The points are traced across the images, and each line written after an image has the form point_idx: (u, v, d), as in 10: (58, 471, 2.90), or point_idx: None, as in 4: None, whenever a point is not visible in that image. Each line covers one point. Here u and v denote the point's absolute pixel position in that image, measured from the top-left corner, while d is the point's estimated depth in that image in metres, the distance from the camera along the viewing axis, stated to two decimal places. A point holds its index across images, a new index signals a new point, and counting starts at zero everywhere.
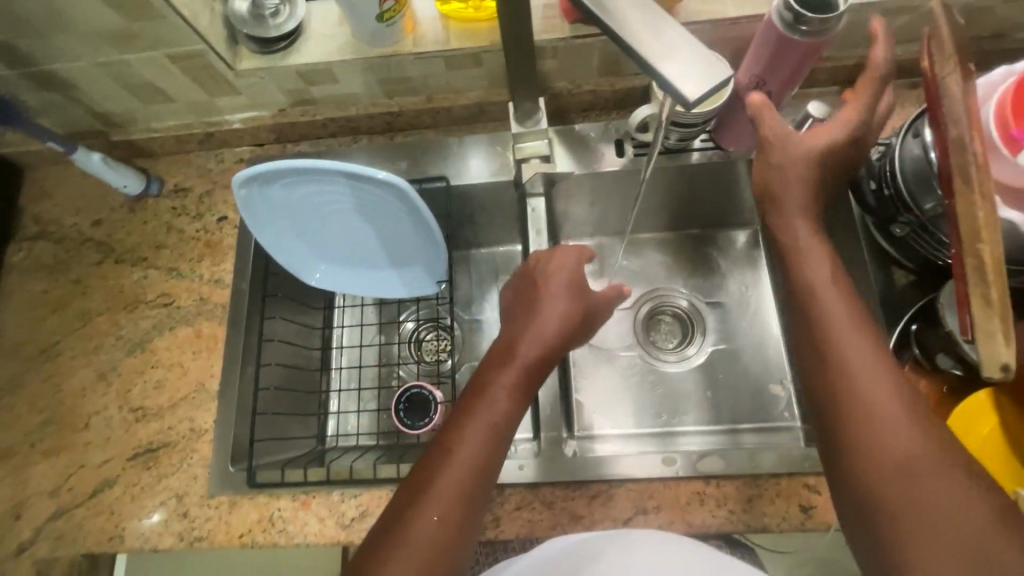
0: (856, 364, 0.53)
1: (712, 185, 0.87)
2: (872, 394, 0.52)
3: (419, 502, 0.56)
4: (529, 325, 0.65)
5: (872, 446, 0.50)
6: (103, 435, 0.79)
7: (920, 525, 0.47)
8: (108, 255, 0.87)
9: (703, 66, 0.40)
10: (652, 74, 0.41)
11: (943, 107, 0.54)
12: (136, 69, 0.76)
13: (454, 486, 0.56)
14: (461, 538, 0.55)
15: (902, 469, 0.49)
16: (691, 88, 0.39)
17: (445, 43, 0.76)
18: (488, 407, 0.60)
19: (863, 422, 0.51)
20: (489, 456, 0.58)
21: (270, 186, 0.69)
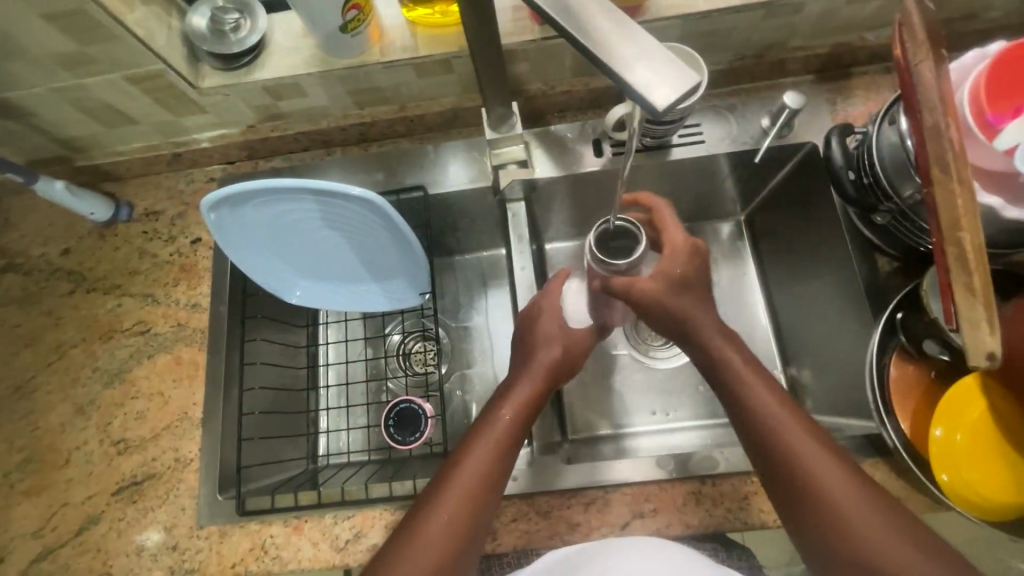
0: (776, 409, 0.59)
1: (696, 180, 0.85)
2: (798, 433, 0.57)
3: (429, 507, 0.58)
4: (534, 357, 0.68)
5: (815, 479, 0.55)
6: (85, 470, 0.77)
7: (871, 539, 0.52)
8: (80, 284, 0.85)
9: (673, 70, 0.38)
10: (619, 83, 0.39)
11: (919, 96, 0.53)
12: (96, 92, 0.73)
13: (461, 497, 0.58)
14: (465, 548, 0.57)
15: (843, 495, 0.54)
16: (660, 95, 0.37)
17: (413, 50, 0.74)
18: (496, 426, 0.63)
19: (803, 459, 0.56)
20: (496, 473, 0.60)
21: (241, 208, 0.67)
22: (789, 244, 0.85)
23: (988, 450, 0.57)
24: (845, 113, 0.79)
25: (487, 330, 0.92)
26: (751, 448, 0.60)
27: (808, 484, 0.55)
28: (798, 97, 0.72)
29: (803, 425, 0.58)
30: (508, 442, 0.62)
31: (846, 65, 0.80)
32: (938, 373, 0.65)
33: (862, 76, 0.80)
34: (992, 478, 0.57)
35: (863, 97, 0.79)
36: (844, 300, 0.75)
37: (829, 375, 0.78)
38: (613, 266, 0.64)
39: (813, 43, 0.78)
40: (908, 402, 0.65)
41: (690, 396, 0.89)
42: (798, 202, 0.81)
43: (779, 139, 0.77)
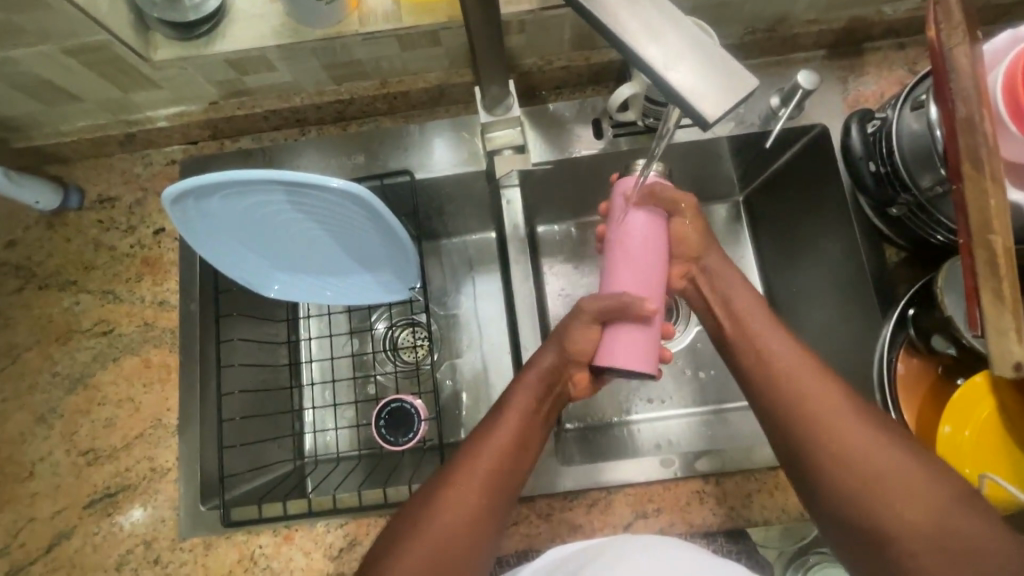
0: (785, 362, 0.58)
1: (697, 164, 0.81)
2: (811, 389, 0.55)
3: (430, 504, 0.55)
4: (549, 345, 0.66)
5: (821, 433, 0.53)
6: (52, 484, 0.71)
7: (880, 490, 0.50)
8: (30, 281, 0.77)
9: (722, 75, 0.35)
10: (659, 85, 0.36)
11: (951, 82, 0.50)
12: (29, 67, 0.64)
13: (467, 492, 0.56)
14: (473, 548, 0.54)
15: (855, 451, 0.51)
16: (710, 106, 0.34)
17: (397, 20, 0.67)
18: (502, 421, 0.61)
19: (812, 418, 0.54)
20: (503, 469, 0.58)
21: (207, 200, 0.59)
22: (791, 230, 0.81)
23: (993, 448, 0.57)
24: (856, 93, 0.75)
25: (477, 319, 0.87)
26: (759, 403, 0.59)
27: (815, 441, 0.53)
28: (811, 76, 0.65)
29: (818, 381, 0.56)
30: (516, 438, 0.60)
31: (859, 40, 0.76)
32: (944, 370, 0.64)
33: (875, 53, 0.76)
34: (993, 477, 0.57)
35: (875, 75, 0.75)
36: (848, 291, 0.73)
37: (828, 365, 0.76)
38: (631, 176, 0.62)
39: (828, 17, 0.73)
40: (913, 399, 0.64)
41: (689, 385, 0.85)
42: (801, 188, 0.78)
43: (788, 120, 0.73)
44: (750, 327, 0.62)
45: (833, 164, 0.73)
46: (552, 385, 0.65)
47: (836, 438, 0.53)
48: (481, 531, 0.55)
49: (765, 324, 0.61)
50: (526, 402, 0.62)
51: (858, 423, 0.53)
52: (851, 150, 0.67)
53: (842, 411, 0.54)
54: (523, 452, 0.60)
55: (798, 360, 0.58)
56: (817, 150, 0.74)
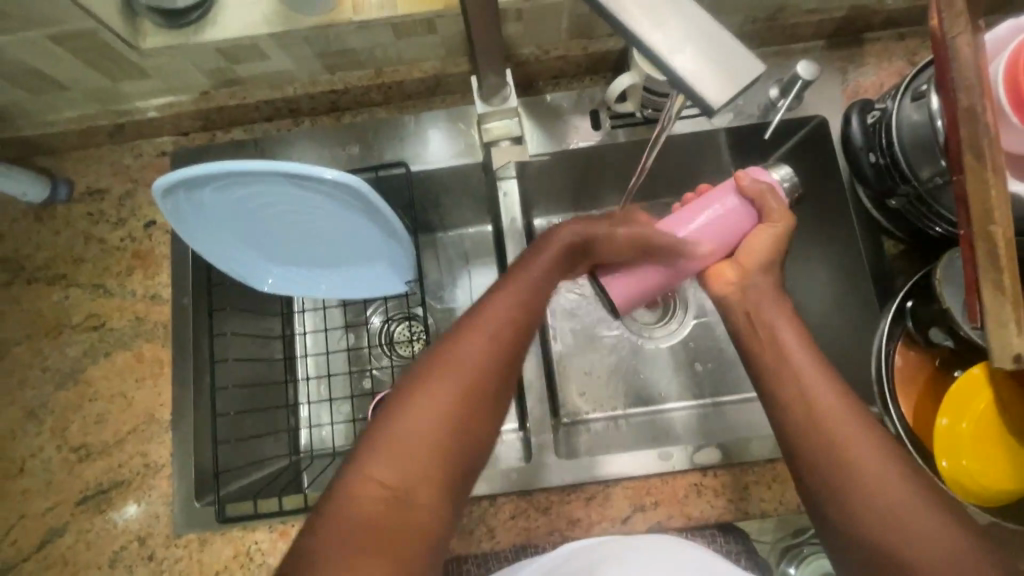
0: (819, 403, 0.50)
1: (695, 157, 0.80)
2: (844, 430, 0.49)
3: (419, 383, 0.48)
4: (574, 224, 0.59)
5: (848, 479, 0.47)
6: (43, 480, 0.70)
7: (909, 544, 0.44)
8: (18, 274, 0.76)
9: (727, 62, 0.34)
10: (664, 71, 0.35)
11: (952, 71, 0.49)
12: (13, 55, 0.63)
13: (462, 361, 0.48)
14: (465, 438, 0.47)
15: (886, 503, 0.45)
16: (715, 94, 0.34)
17: (391, 7, 0.65)
18: (507, 292, 0.53)
19: (841, 459, 0.48)
20: (505, 348, 0.50)
21: (199, 191, 0.58)
22: None
23: (990, 440, 0.57)
24: (856, 84, 0.74)
25: None
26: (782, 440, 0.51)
27: (838, 483, 0.47)
28: (810, 67, 0.65)
29: (853, 420, 0.49)
30: (521, 318, 0.52)
31: (859, 30, 0.75)
32: (942, 362, 0.64)
33: (874, 43, 0.76)
34: (991, 468, 0.57)
35: (875, 66, 0.75)
36: (846, 283, 0.73)
37: None
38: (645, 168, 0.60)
39: (828, 6, 0.72)
40: (911, 391, 0.64)
41: (687, 377, 0.85)
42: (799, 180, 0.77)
43: (787, 111, 0.72)
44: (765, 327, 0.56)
45: (833, 156, 0.73)
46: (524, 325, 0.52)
47: (867, 485, 0.46)
48: (475, 418, 0.48)
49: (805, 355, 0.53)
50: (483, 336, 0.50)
51: (892, 474, 0.46)
52: (851, 141, 0.66)
53: (874, 458, 0.47)
54: (529, 340, 0.53)
55: (842, 409, 0.50)
56: (816, 142, 0.74)
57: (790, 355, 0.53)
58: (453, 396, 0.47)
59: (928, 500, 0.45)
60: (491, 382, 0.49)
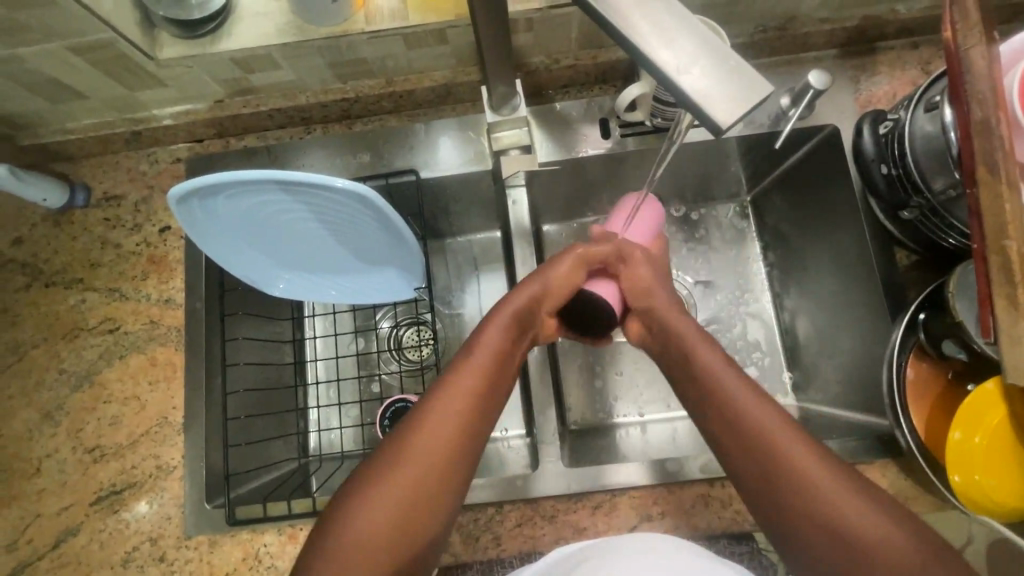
0: (745, 406, 0.52)
1: (705, 164, 0.80)
2: (766, 428, 0.51)
3: (366, 488, 0.50)
4: (503, 307, 0.60)
5: (780, 476, 0.49)
6: (59, 480, 0.72)
7: (848, 535, 0.45)
8: (36, 278, 0.77)
9: (736, 80, 0.34)
10: (673, 91, 0.35)
11: (966, 85, 0.49)
12: (34, 65, 0.64)
13: (404, 470, 0.50)
14: (415, 530, 0.49)
15: (821, 495, 0.47)
16: (723, 112, 0.34)
17: (403, 18, 0.66)
18: (451, 394, 0.54)
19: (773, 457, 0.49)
20: (451, 444, 0.52)
21: (213, 200, 0.59)
22: (800, 231, 0.79)
23: (1004, 456, 0.56)
24: (868, 93, 0.74)
25: (482, 319, 0.86)
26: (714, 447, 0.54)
27: (774, 481, 0.49)
28: (822, 76, 0.65)
29: (779, 423, 0.51)
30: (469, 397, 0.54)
31: (872, 39, 0.75)
32: (955, 375, 0.64)
33: (887, 52, 0.75)
34: (1004, 483, 0.56)
35: (888, 75, 0.74)
36: (857, 293, 0.72)
37: (836, 368, 0.75)
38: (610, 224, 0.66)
39: (840, 16, 0.72)
40: (923, 404, 0.63)
41: None
42: (812, 188, 0.76)
43: (798, 120, 0.72)
44: (685, 337, 0.59)
45: (845, 166, 0.72)
46: (493, 381, 0.56)
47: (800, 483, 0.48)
48: (423, 511, 0.50)
49: (718, 358, 0.56)
50: (456, 394, 0.54)
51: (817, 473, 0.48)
52: (863, 152, 0.66)
53: (803, 454, 0.49)
54: (478, 424, 0.54)
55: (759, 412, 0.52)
56: (828, 150, 0.73)
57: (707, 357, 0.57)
58: (400, 497, 0.49)
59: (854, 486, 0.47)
60: (469, 431, 0.53)
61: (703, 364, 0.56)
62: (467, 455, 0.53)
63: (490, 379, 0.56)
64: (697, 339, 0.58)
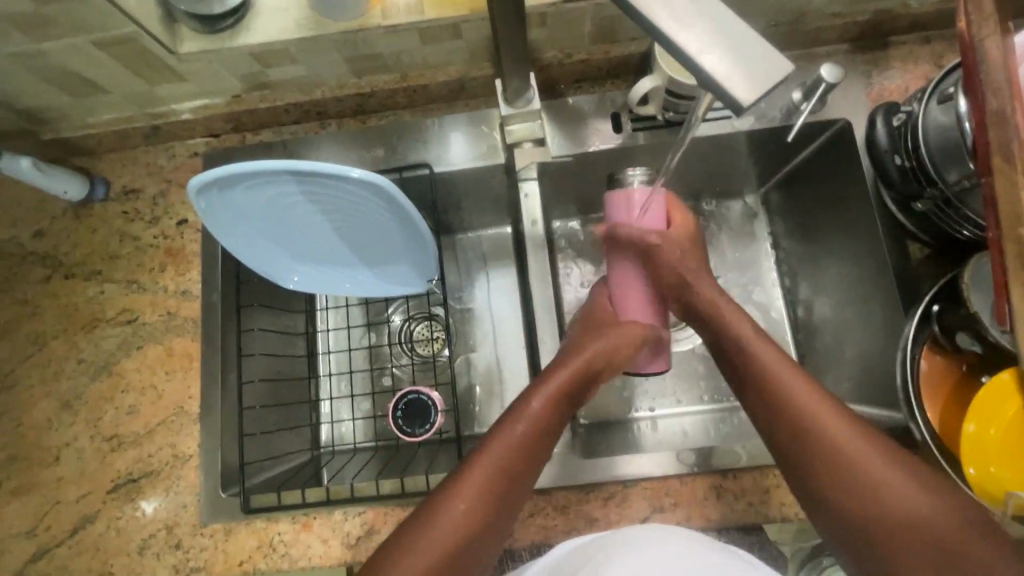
0: (816, 408, 0.53)
1: (717, 159, 0.80)
2: (832, 427, 0.52)
3: (447, 493, 0.54)
4: (581, 346, 0.64)
5: (840, 472, 0.50)
6: (77, 468, 0.73)
7: (910, 528, 0.47)
8: (57, 270, 0.79)
9: (756, 61, 0.35)
10: (692, 72, 0.35)
11: (981, 74, 0.49)
12: (58, 59, 0.66)
13: (482, 480, 0.55)
14: (485, 534, 0.54)
15: (881, 492, 0.49)
16: (744, 93, 0.34)
17: (419, 13, 0.67)
18: (525, 417, 0.59)
19: (838, 456, 0.51)
20: (524, 459, 0.57)
21: (231, 190, 0.60)
22: (811, 225, 0.80)
23: (1020, 447, 0.56)
24: (880, 87, 0.74)
25: (492, 314, 0.87)
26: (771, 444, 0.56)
27: (839, 481, 0.50)
28: (835, 69, 0.65)
29: (847, 429, 0.52)
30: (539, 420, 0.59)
31: (884, 33, 0.75)
32: (969, 368, 0.63)
33: (899, 47, 0.75)
34: (1019, 475, 0.56)
35: (900, 69, 0.74)
36: (869, 286, 0.72)
37: (847, 362, 0.75)
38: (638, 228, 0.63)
39: (852, 10, 0.72)
40: (935, 397, 0.63)
41: (706, 379, 0.84)
42: (825, 182, 0.76)
43: (810, 114, 0.72)
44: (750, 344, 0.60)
45: (857, 159, 0.72)
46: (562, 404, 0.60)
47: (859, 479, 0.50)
48: (494, 515, 0.54)
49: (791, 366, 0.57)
50: (528, 418, 0.58)
51: (886, 479, 0.49)
52: (877, 145, 0.67)
53: (863, 457, 0.50)
54: (543, 443, 0.58)
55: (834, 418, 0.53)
56: (840, 144, 0.73)
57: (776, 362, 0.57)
58: (476, 502, 0.54)
59: (911, 482, 0.49)
60: (539, 447, 0.58)
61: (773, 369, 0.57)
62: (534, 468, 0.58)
63: (559, 404, 0.60)
64: (761, 346, 0.59)
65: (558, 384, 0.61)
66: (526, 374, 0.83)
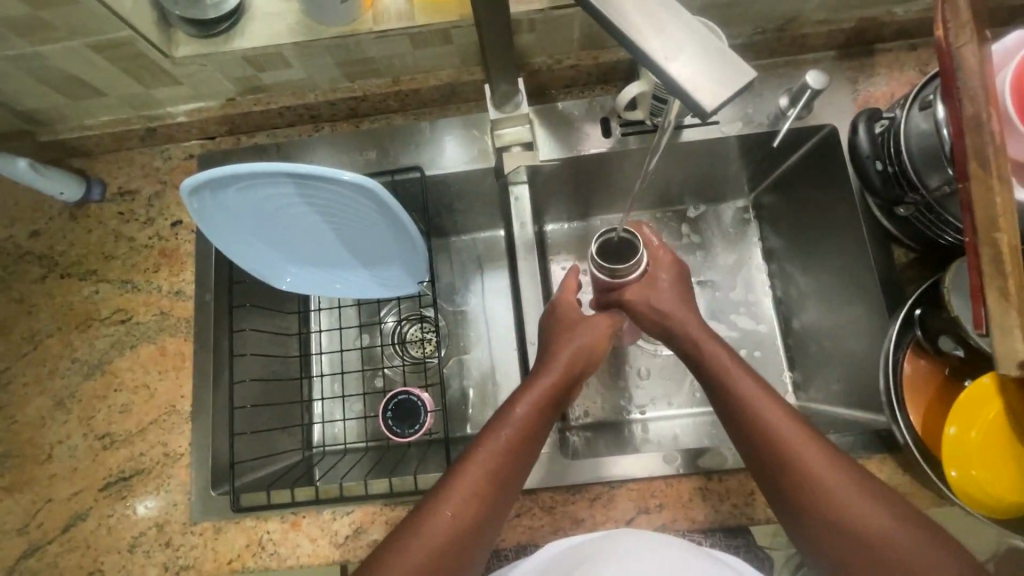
0: (784, 424, 0.56)
1: (705, 164, 0.81)
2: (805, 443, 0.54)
3: (434, 502, 0.55)
4: (558, 353, 0.66)
5: (810, 486, 0.53)
6: (69, 466, 0.73)
7: (875, 534, 0.50)
8: (52, 270, 0.80)
9: (722, 66, 0.36)
10: (662, 78, 0.36)
11: (958, 81, 0.50)
12: (55, 62, 0.67)
13: (470, 486, 0.56)
14: (476, 539, 0.55)
15: (847, 504, 0.51)
16: (708, 97, 0.35)
17: (409, 18, 0.68)
18: (509, 423, 0.60)
19: (808, 472, 0.53)
20: (511, 464, 0.58)
21: (223, 192, 0.61)
22: (799, 230, 0.80)
23: (1000, 449, 0.56)
24: (867, 94, 0.75)
25: (484, 316, 0.88)
26: (748, 459, 0.57)
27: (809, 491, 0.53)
28: (820, 76, 0.66)
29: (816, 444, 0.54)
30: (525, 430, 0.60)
31: (870, 40, 0.76)
32: (952, 371, 0.64)
33: (885, 53, 0.76)
34: (1001, 478, 0.56)
35: (886, 76, 0.75)
36: (855, 290, 0.73)
37: (835, 366, 0.75)
38: (617, 271, 0.65)
39: (838, 17, 0.73)
40: (918, 400, 0.63)
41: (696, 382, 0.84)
42: (813, 186, 0.77)
43: (797, 120, 0.73)
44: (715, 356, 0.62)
45: (843, 164, 0.73)
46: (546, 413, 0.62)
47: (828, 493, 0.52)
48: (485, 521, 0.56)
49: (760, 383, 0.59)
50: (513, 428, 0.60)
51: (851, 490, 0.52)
52: (859, 151, 0.67)
53: (830, 470, 0.53)
54: (530, 451, 0.60)
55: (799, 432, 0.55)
56: (826, 150, 0.74)
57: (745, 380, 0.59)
58: (468, 509, 0.55)
59: (872, 492, 0.52)
60: (529, 455, 0.60)
61: (741, 383, 0.59)
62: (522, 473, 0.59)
63: (543, 412, 0.62)
64: (732, 363, 0.61)
65: (540, 390, 0.62)
66: (517, 378, 0.84)
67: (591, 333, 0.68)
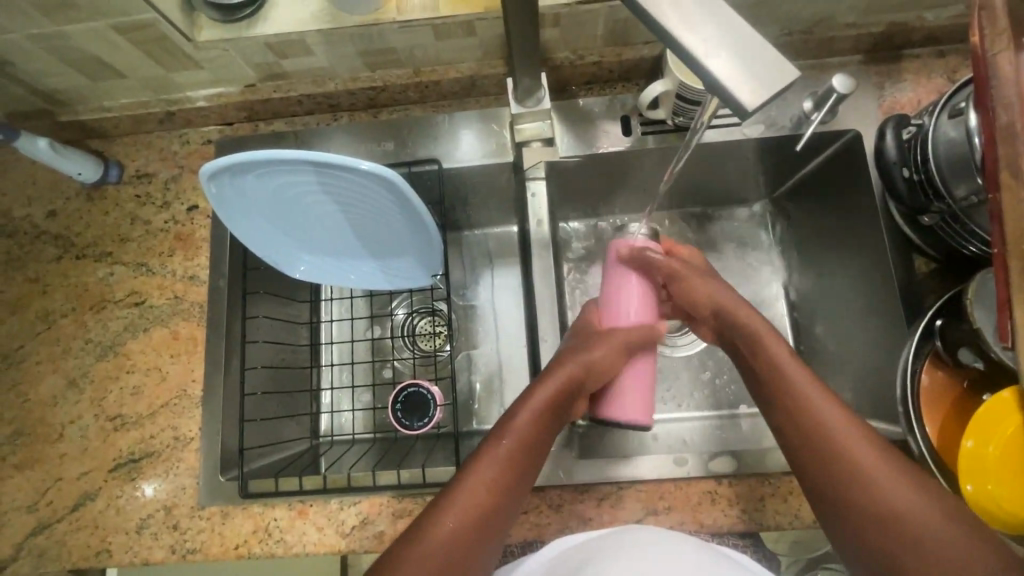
0: (822, 423, 0.54)
1: (724, 166, 0.80)
2: (842, 436, 0.53)
3: (443, 503, 0.54)
4: (564, 359, 0.62)
5: (846, 475, 0.51)
6: (80, 446, 0.74)
7: (917, 528, 0.48)
8: (68, 250, 0.80)
9: (761, 65, 0.35)
10: (700, 75, 0.36)
11: (991, 89, 0.49)
12: (78, 42, 0.67)
13: (474, 492, 0.54)
14: (480, 545, 0.53)
15: (875, 500, 0.50)
16: (749, 95, 0.35)
17: (434, 9, 0.68)
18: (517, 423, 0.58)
19: (837, 474, 0.52)
20: (518, 468, 0.57)
21: (242, 178, 0.61)
22: (815, 237, 0.80)
23: (1016, 465, 0.56)
24: (892, 100, 0.74)
25: (495, 311, 0.87)
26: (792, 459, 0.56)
27: (845, 484, 0.51)
28: (847, 80, 0.65)
29: (856, 440, 0.53)
30: (535, 428, 0.58)
31: (898, 45, 0.75)
32: (970, 383, 0.63)
33: (914, 59, 0.75)
34: (1016, 493, 0.55)
35: (913, 82, 0.74)
36: (871, 300, 0.72)
37: (846, 374, 0.74)
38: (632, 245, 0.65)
39: (865, 21, 0.72)
40: (936, 412, 0.63)
41: (707, 387, 0.84)
42: (831, 193, 0.76)
43: (821, 125, 0.72)
44: (766, 349, 0.60)
45: (866, 170, 0.72)
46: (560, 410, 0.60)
47: (856, 491, 0.51)
48: (496, 518, 0.54)
49: (804, 380, 0.57)
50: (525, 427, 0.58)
51: (889, 484, 0.50)
52: (885, 157, 0.67)
53: (868, 463, 0.51)
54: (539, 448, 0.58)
55: (842, 428, 0.53)
56: (847, 156, 0.73)
57: (791, 382, 0.57)
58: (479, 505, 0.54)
59: (915, 485, 0.50)
60: (541, 453, 0.59)
61: (793, 391, 0.56)
62: (527, 480, 0.58)
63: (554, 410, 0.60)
64: (779, 358, 0.59)
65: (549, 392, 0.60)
66: (526, 375, 0.84)
67: (607, 347, 0.62)
